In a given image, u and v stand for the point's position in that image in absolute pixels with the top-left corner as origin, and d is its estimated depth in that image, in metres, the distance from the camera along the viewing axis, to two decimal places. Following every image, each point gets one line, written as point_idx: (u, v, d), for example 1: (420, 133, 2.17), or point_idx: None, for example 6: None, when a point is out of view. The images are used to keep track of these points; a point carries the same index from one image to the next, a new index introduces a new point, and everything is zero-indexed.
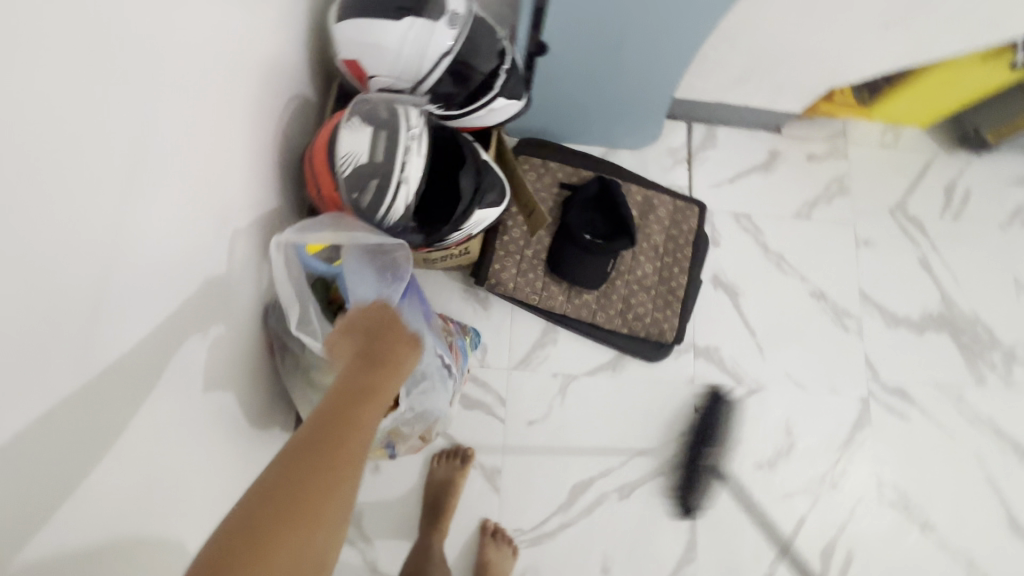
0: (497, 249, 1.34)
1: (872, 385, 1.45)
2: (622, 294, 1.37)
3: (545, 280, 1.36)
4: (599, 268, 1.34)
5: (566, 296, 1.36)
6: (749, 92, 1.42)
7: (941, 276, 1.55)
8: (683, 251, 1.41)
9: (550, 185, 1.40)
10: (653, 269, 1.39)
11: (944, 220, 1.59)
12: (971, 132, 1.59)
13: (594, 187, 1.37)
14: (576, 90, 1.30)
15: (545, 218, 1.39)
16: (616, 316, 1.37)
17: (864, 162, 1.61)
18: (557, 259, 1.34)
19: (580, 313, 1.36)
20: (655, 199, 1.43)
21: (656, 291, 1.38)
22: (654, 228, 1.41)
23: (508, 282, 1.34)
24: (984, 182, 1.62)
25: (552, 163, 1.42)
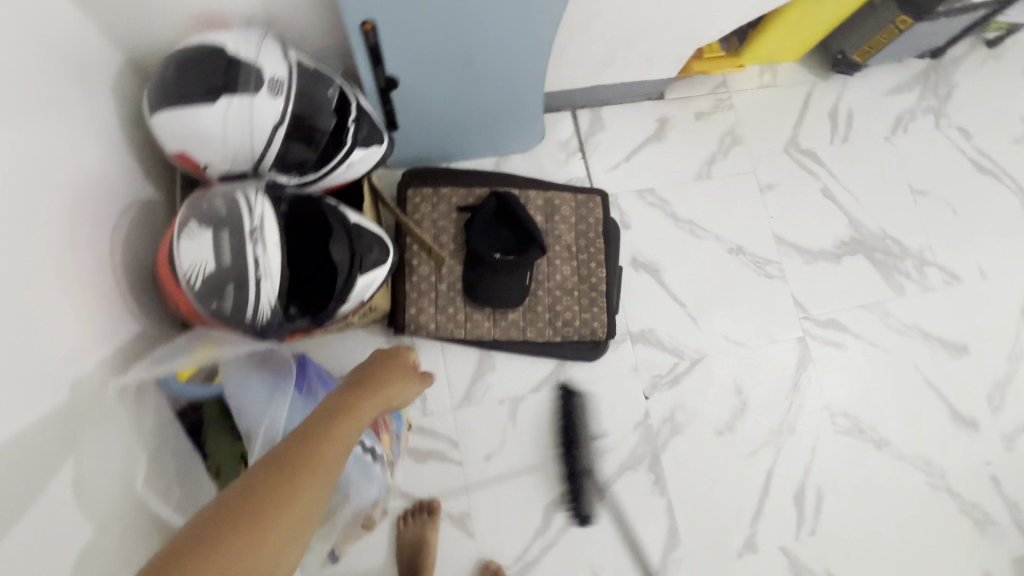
0: (409, 292, 1.28)
1: (805, 324, 1.49)
2: (547, 304, 1.34)
3: (467, 310, 1.31)
4: (517, 284, 1.31)
5: (492, 321, 1.31)
6: (620, 69, 1.39)
7: (845, 201, 1.59)
8: (597, 243, 1.39)
9: (448, 212, 1.34)
10: (571, 269, 1.37)
11: (835, 146, 1.63)
12: (839, 55, 1.62)
13: (492, 203, 1.32)
14: (444, 113, 1.23)
15: (451, 247, 1.33)
16: (547, 326, 1.34)
17: (750, 107, 1.62)
18: (472, 286, 1.30)
19: (510, 334, 1.32)
20: (557, 197, 1.40)
21: (579, 292, 1.36)
22: (563, 227, 1.39)
23: (429, 323, 1.28)
24: (862, 100, 1.67)
25: (444, 188, 1.35)
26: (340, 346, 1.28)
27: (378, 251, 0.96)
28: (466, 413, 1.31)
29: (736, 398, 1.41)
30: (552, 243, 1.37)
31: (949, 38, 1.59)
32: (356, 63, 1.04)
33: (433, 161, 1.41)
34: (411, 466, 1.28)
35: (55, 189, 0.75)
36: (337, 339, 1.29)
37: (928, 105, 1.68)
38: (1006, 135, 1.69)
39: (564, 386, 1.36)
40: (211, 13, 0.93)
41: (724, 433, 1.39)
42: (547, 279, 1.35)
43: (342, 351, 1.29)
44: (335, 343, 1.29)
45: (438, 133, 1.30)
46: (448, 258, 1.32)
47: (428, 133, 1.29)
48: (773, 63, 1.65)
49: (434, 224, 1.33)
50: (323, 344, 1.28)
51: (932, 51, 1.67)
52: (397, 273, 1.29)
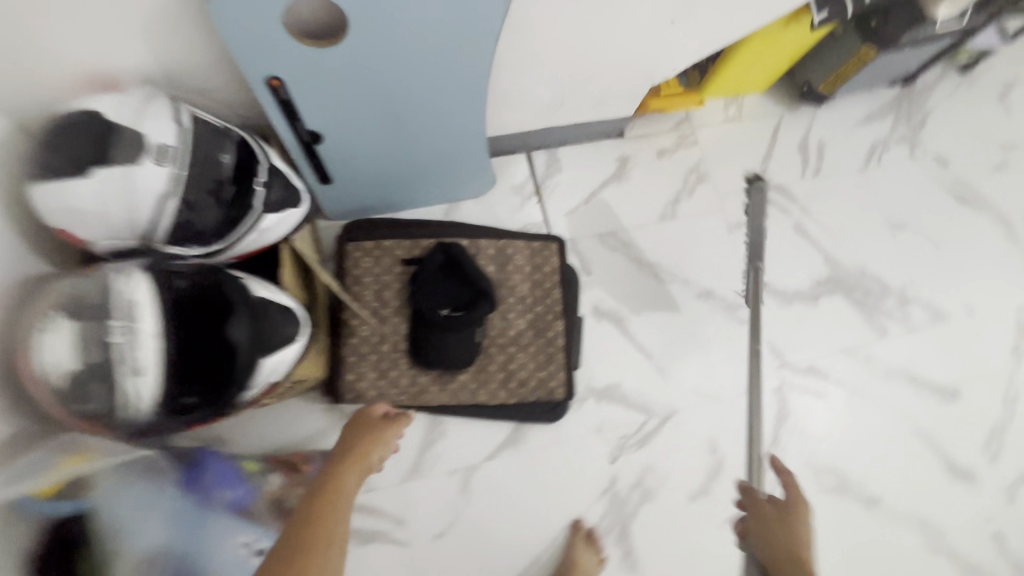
0: (349, 356, 1.19)
1: (783, 372, 1.39)
2: (502, 361, 1.24)
3: (412, 373, 1.20)
4: (466, 343, 1.20)
5: (440, 384, 1.21)
6: (572, 108, 1.32)
7: (820, 237, 1.50)
8: (555, 292, 1.30)
9: (392, 265, 1.25)
10: (527, 323, 1.27)
11: (806, 180, 1.55)
12: (805, 86, 1.55)
13: (438, 255, 1.22)
14: (379, 164, 1.16)
15: (396, 304, 1.23)
16: (501, 386, 1.23)
17: (715, 143, 1.54)
18: (417, 346, 1.19)
19: (460, 398, 1.22)
20: (511, 244, 1.30)
21: (536, 348, 1.26)
22: (517, 277, 1.29)
23: (371, 390, 1.18)
24: (832, 131, 1.60)
25: (387, 239, 1.26)
26: (274, 417, 1.18)
27: (291, 325, 0.88)
28: (413, 487, 1.19)
29: (711, 458, 1.30)
30: (506, 296, 1.28)
31: (920, 65, 1.53)
32: (270, 117, 0.96)
33: (377, 212, 1.33)
34: (353, 549, 1.16)
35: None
36: (271, 410, 1.18)
37: (903, 133, 1.61)
38: (985, 162, 1.62)
39: (521, 452, 1.25)
40: (101, 72, 0.85)
41: (699, 498, 1.27)
42: (501, 334, 1.25)
43: (276, 424, 1.18)
44: (268, 415, 1.18)
45: (378, 184, 1.23)
46: (391, 317, 1.22)
47: (367, 185, 1.22)
48: (738, 96, 1.58)
49: (377, 279, 1.24)
50: (255, 416, 1.18)
51: (903, 78, 1.61)
52: (336, 335, 1.20)
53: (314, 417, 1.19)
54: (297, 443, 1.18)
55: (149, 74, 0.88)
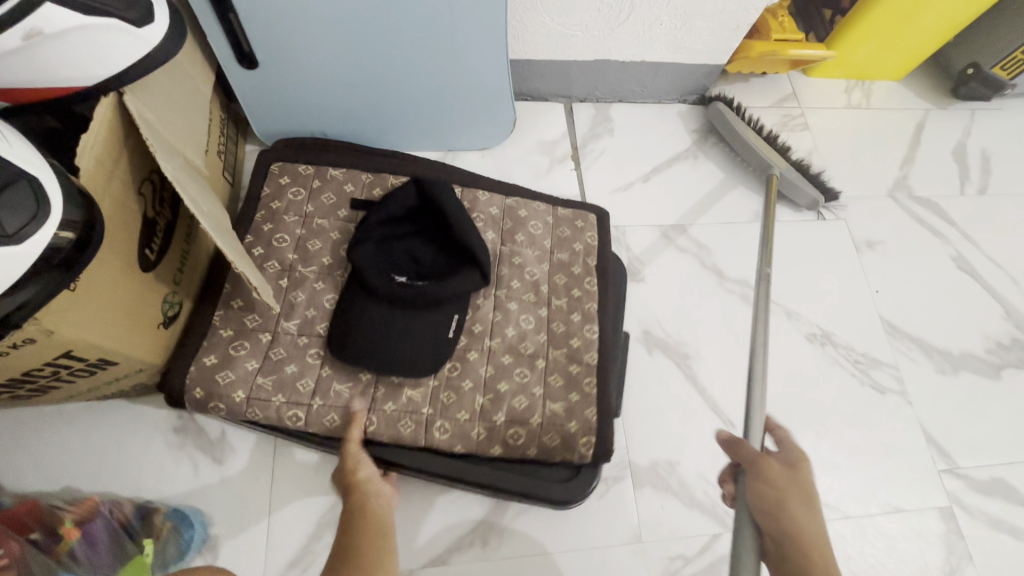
0: (221, 330, 0.69)
1: (950, 482, 0.83)
2: (486, 377, 0.72)
3: (324, 375, 0.69)
4: (426, 335, 0.70)
5: (369, 404, 0.68)
6: (643, 31, 0.89)
7: (992, 278, 0.99)
8: (587, 281, 0.80)
9: (334, 206, 0.79)
10: (537, 322, 0.76)
11: (967, 198, 1.06)
12: (967, 72, 1.11)
13: (407, 196, 0.75)
14: (331, 30, 0.72)
15: (323, 263, 0.75)
16: (479, 420, 0.69)
17: (833, 131, 1.08)
18: (343, 331, 0.69)
19: (400, 434, 0.68)
20: (525, 205, 0.84)
21: (547, 363, 0.74)
22: (530, 253, 0.81)
23: (240, 392, 0.66)
24: (1001, 140, 1.13)
25: (336, 169, 0.81)
26: (84, 425, 0.69)
27: (6, 213, 0.39)
28: None
29: None
30: (508, 277, 0.78)
31: None
32: None
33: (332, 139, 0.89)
34: None
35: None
36: (79, 423, 0.70)
37: None
38: None
39: (495, 558, 0.70)
40: None
41: None
42: (491, 335, 0.74)
43: (79, 449, 0.68)
44: (71, 430, 0.69)
45: (329, 73, 0.78)
46: (312, 282, 0.73)
47: (311, 69, 0.77)
48: (866, 79, 1.15)
49: (303, 223, 0.77)
50: (47, 431, 0.69)
51: None
52: (208, 295, 0.70)
53: (148, 437, 0.70)
54: (104, 479, 0.67)
55: None
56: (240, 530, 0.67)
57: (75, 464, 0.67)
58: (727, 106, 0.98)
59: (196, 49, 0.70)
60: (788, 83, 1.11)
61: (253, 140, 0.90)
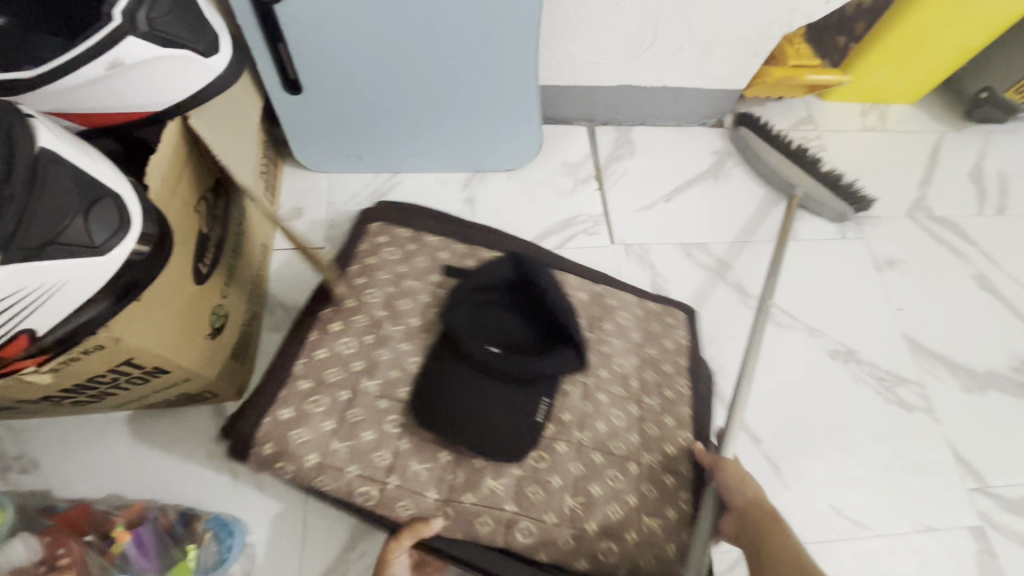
0: (300, 382, 0.69)
1: (980, 501, 0.82)
2: (574, 477, 0.70)
3: (400, 449, 0.68)
4: (511, 414, 0.68)
5: (445, 494, 0.66)
6: (667, 57, 0.93)
7: (1015, 297, 1.00)
8: (679, 382, 0.79)
9: (427, 269, 0.79)
10: (628, 420, 0.74)
11: (986, 218, 1.08)
12: (981, 96, 1.13)
13: (503, 267, 0.73)
14: (375, 57, 0.77)
15: (411, 324, 0.74)
16: (566, 526, 0.67)
17: (850, 153, 1.11)
18: (432, 396, 0.68)
19: (475, 530, 0.66)
20: (615, 295, 0.83)
21: (639, 470, 0.71)
22: (619, 343, 0.79)
23: (314, 455, 0.66)
24: (1016, 162, 1.15)
25: (432, 236, 0.83)
26: (132, 433, 0.72)
27: (95, 225, 0.43)
28: None
29: None
30: (595, 365, 0.76)
31: None
32: None
33: (367, 161, 0.93)
34: None
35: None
36: (123, 432, 0.72)
37: None
38: None
39: None
40: None
41: None
42: (580, 427, 0.72)
43: (125, 456, 0.71)
44: (117, 437, 0.72)
45: (371, 99, 0.83)
46: (397, 342, 0.73)
47: (354, 96, 0.82)
48: (880, 103, 1.18)
49: (396, 281, 0.77)
50: (97, 437, 0.71)
51: None
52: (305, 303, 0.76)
53: (192, 445, 0.72)
54: (152, 485, 0.69)
55: None
56: (276, 535, 0.69)
57: (122, 469, 0.70)
58: (751, 128, 1.02)
59: (248, 76, 0.75)
60: (804, 106, 1.14)
61: (291, 161, 0.95)
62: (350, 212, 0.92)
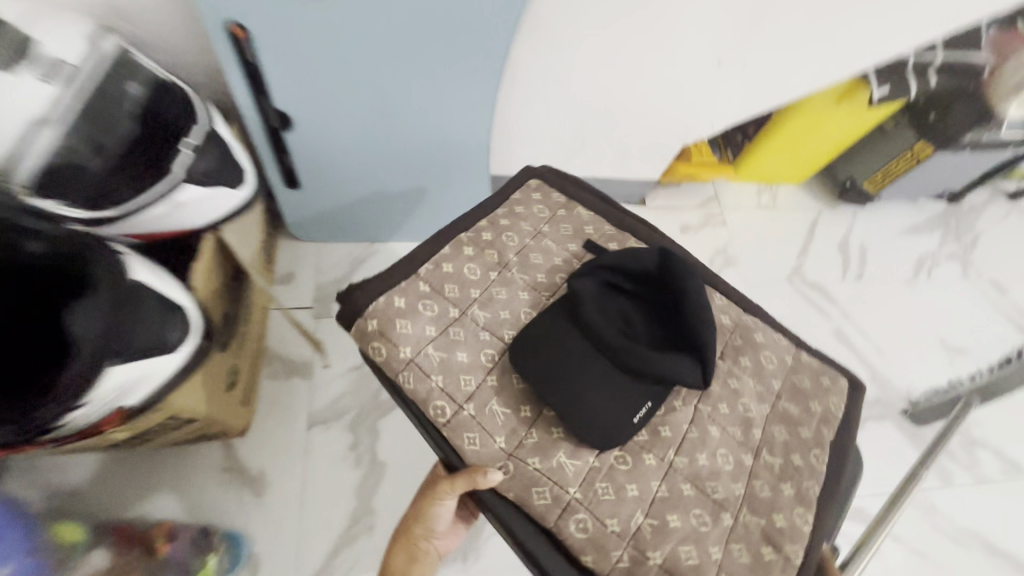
0: (420, 282, 0.70)
1: None
2: (657, 497, 0.60)
3: (486, 384, 0.64)
4: (609, 400, 0.60)
5: (511, 448, 0.61)
6: (594, 157, 1.17)
7: (864, 349, 1.28)
8: (812, 454, 0.68)
9: (568, 239, 0.76)
10: (739, 469, 0.64)
11: (848, 282, 1.36)
12: (847, 183, 1.40)
13: (651, 260, 0.67)
14: (359, 155, 0.95)
15: (537, 279, 0.72)
16: (627, 544, 0.58)
17: (746, 229, 1.38)
18: (529, 344, 0.64)
19: (530, 499, 0.60)
20: (761, 329, 0.73)
21: (734, 525, 0.61)
22: (750, 384, 0.69)
23: (407, 349, 0.65)
24: (876, 237, 1.44)
25: (583, 211, 0.80)
26: (154, 466, 0.89)
27: (171, 331, 0.64)
28: None
29: None
30: (717, 396, 0.66)
31: (971, 181, 1.42)
32: (233, 88, 0.80)
33: (350, 233, 1.13)
34: None
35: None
36: (146, 465, 0.89)
37: (951, 251, 1.46)
38: None
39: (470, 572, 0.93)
40: None
41: None
42: (678, 449, 0.62)
43: (147, 485, 0.88)
44: (139, 470, 0.88)
45: (357, 183, 1.01)
46: (518, 287, 0.70)
47: (343, 185, 1.01)
48: (772, 184, 1.45)
49: (535, 237, 0.76)
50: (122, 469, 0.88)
51: (947, 193, 1.50)
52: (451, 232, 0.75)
53: (201, 476, 0.89)
54: (171, 507, 0.87)
55: (93, 3, 0.74)
56: (275, 547, 0.87)
57: (147, 494, 0.87)
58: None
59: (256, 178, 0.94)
60: (712, 187, 1.40)
61: (284, 232, 1.13)
62: (333, 276, 1.11)
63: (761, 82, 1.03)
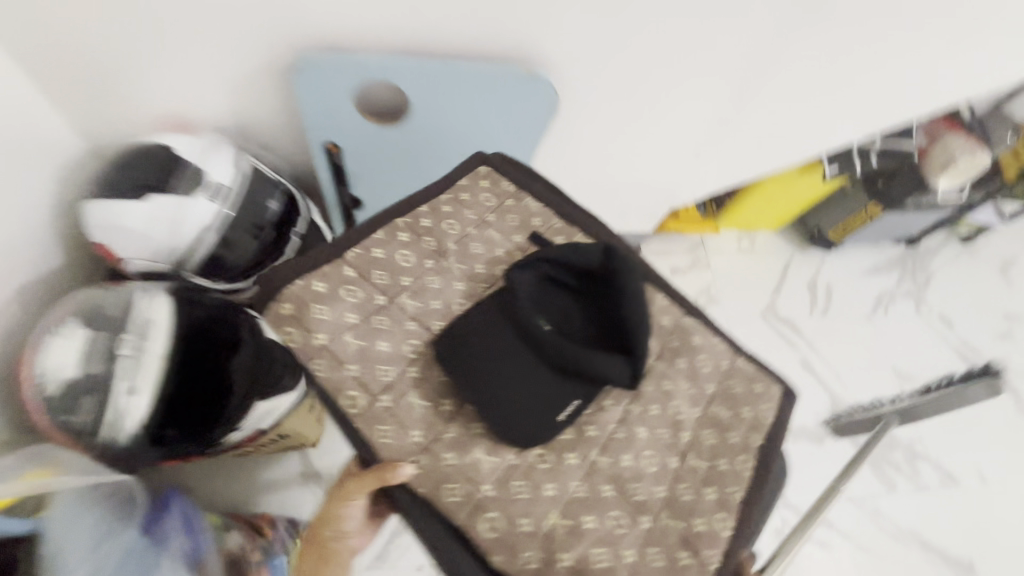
0: (347, 268, 0.75)
1: (784, 512, 1.31)
2: (572, 496, 0.68)
3: (406, 374, 0.71)
4: (525, 393, 0.69)
5: (428, 442, 0.69)
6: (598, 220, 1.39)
7: (826, 376, 1.51)
8: (738, 459, 0.73)
9: (514, 227, 0.81)
10: (665, 479, 0.71)
11: (814, 317, 1.59)
12: (815, 232, 1.63)
13: (595, 255, 0.73)
14: (391, 196, 1.09)
15: (474, 270, 0.77)
16: (538, 542, 0.66)
17: (727, 271, 1.61)
18: (458, 340, 0.71)
19: (444, 494, 0.67)
20: (698, 331, 0.80)
21: (652, 529, 0.69)
22: (683, 387, 0.76)
23: (323, 335, 0.71)
24: (841, 277, 1.67)
25: (533, 201, 0.84)
26: (249, 472, 1.14)
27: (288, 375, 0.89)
28: None
29: None
30: (651, 399, 0.74)
31: (923, 229, 1.64)
32: (320, 172, 1.01)
33: None
34: None
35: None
36: (243, 471, 1.14)
37: (907, 290, 1.69)
38: (990, 330, 1.67)
39: None
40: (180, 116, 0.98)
41: None
42: (603, 449, 0.71)
43: (245, 487, 1.13)
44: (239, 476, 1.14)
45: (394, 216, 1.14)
46: (453, 278, 0.76)
47: None
48: (752, 231, 1.68)
49: (479, 225, 0.80)
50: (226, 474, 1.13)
51: (905, 238, 1.72)
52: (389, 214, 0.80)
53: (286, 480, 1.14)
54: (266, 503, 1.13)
55: (222, 122, 0.99)
56: None
57: (246, 493, 1.13)
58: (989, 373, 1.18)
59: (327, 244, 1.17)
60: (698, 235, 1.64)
61: None
62: None
63: (734, 167, 1.23)
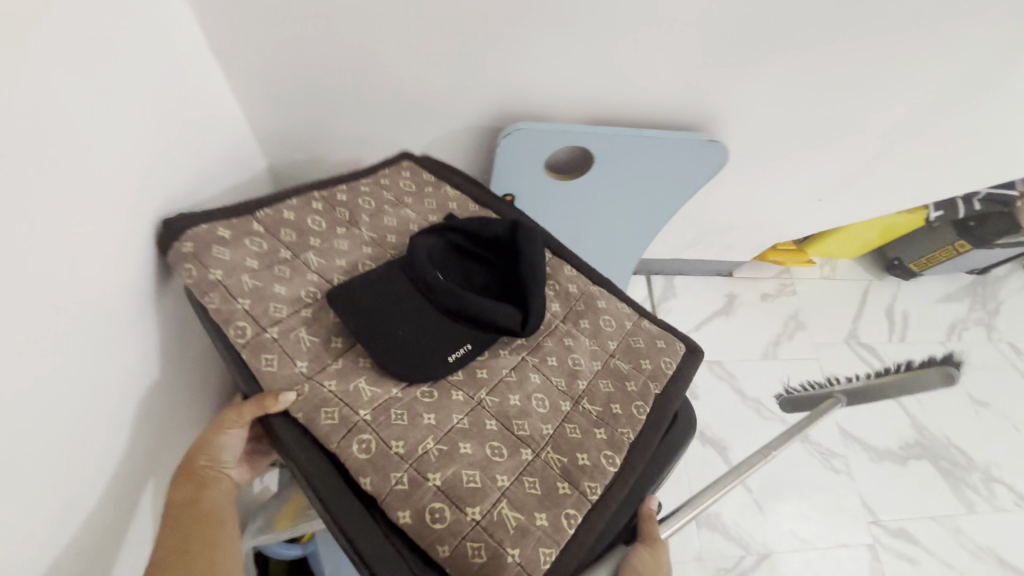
0: (254, 223, 0.74)
1: (875, 529, 1.41)
2: (456, 428, 0.62)
3: (299, 315, 0.67)
4: (417, 330, 0.66)
5: (312, 371, 0.64)
6: (705, 253, 1.48)
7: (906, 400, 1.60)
8: (633, 405, 0.71)
9: (431, 210, 0.85)
10: (554, 410, 0.67)
11: (893, 343, 1.68)
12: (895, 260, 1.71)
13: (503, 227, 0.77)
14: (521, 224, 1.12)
15: (383, 238, 0.79)
16: (407, 463, 0.59)
17: (812, 297, 1.69)
18: (357, 282, 0.69)
19: (318, 420, 0.61)
20: (608, 299, 0.81)
21: (534, 462, 0.63)
22: (585, 344, 0.75)
23: (216, 271, 0.68)
24: (916, 305, 1.76)
25: (450, 190, 0.88)
26: None
27: None
28: None
29: None
30: (549, 349, 0.73)
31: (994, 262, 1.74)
32: None
33: None
34: None
35: (116, 205, 0.62)
36: None
37: (978, 317, 1.78)
38: None
39: None
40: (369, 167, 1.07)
41: None
42: (491, 390, 0.66)
43: None
44: None
45: None
46: (360, 243, 0.77)
47: None
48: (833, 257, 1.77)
49: (395, 205, 0.84)
50: None
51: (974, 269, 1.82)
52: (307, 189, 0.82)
53: None
54: None
55: None
56: None
57: None
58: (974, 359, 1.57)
59: None
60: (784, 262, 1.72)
61: None
62: None
63: (847, 210, 1.32)
